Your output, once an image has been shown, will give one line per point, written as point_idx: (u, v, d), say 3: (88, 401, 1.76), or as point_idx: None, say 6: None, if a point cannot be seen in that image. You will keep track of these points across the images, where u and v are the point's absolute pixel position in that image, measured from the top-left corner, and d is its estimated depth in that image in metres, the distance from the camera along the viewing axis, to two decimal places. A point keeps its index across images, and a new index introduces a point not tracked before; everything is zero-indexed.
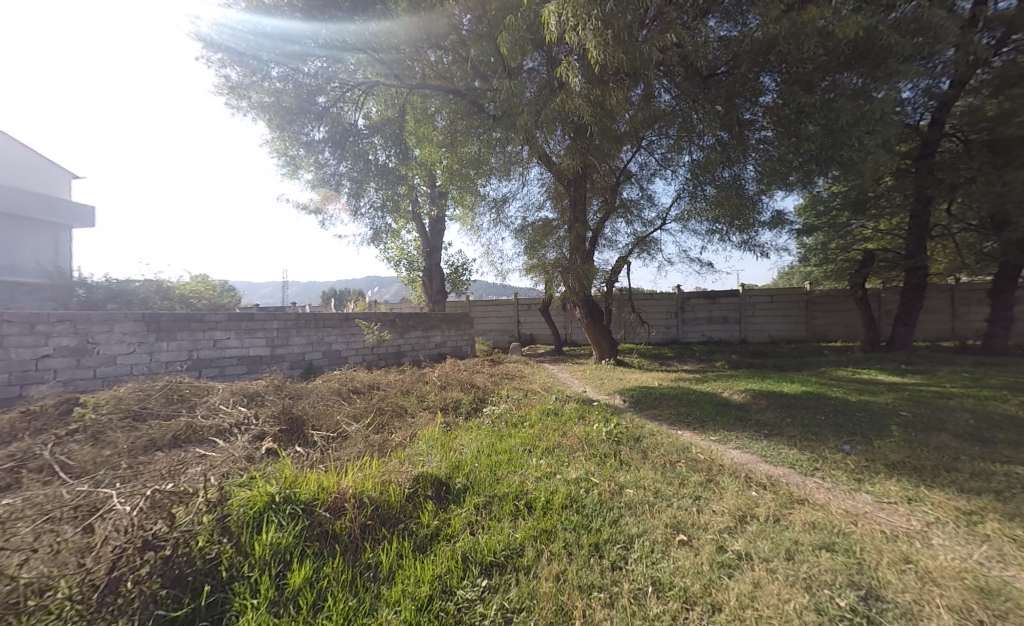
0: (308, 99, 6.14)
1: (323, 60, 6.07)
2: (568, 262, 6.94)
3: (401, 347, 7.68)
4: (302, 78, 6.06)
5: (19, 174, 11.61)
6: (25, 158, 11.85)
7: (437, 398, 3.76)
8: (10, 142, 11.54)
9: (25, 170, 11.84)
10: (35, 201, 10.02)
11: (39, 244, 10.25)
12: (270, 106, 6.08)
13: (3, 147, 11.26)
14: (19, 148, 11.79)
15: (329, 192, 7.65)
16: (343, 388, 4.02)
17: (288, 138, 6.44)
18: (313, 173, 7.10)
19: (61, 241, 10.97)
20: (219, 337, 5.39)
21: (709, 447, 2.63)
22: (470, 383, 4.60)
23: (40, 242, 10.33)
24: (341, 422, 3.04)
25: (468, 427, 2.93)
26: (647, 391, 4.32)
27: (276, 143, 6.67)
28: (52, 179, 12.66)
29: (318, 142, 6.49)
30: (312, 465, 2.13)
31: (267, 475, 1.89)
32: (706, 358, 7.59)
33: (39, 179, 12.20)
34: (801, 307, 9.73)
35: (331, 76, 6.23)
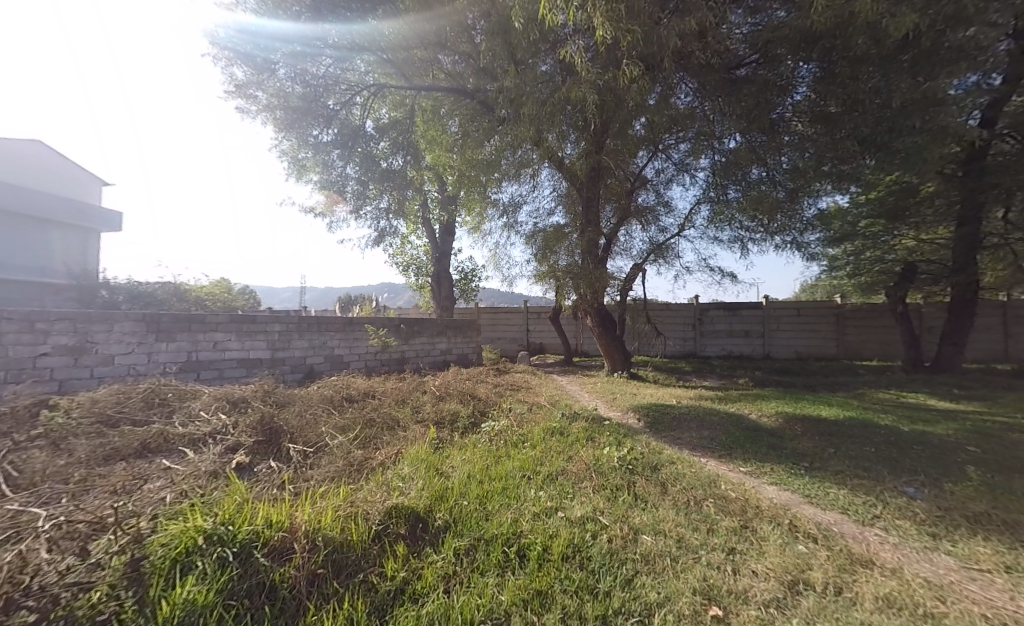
0: (319, 104, 6.16)
1: (331, 61, 5.93)
2: (581, 270, 6.61)
3: (406, 354, 7.44)
4: (312, 81, 6.02)
5: (50, 179, 11.94)
6: (56, 163, 12.21)
7: (433, 411, 3.46)
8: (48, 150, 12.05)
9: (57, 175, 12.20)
10: (63, 205, 10.23)
11: (69, 247, 10.59)
12: (278, 109, 6.06)
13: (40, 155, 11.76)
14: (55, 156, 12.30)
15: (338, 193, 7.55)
16: (336, 396, 3.75)
17: (298, 137, 6.36)
18: (320, 172, 7.02)
19: (90, 244, 11.33)
20: (219, 339, 5.23)
21: (741, 484, 2.25)
22: (471, 394, 4.30)
23: (71, 245, 10.68)
24: (324, 434, 2.74)
25: (462, 446, 2.61)
26: (665, 409, 3.94)
27: (286, 144, 6.58)
28: (82, 183, 13.02)
29: (326, 143, 6.48)
30: (276, 488, 1.83)
31: (215, 500, 1.58)
32: (727, 375, 7.12)
33: (73, 185, 12.68)
34: (830, 322, 9.15)
35: (340, 77, 6.16)
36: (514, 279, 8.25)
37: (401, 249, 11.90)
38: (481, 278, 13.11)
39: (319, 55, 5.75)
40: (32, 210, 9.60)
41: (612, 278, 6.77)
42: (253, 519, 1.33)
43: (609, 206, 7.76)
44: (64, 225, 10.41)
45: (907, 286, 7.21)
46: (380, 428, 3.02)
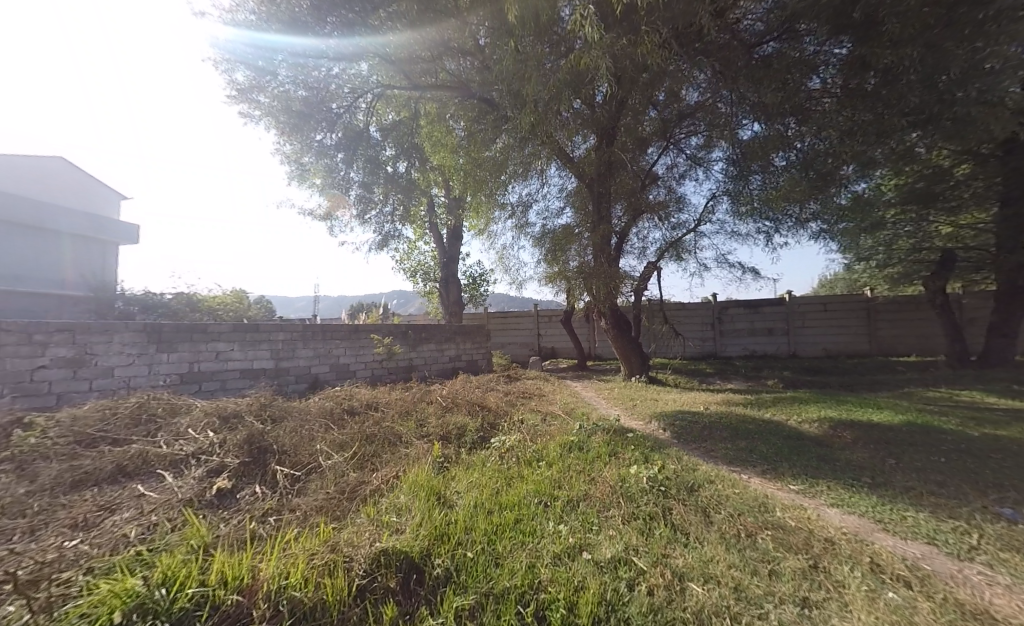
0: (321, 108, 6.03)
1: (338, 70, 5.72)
2: (594, 269, 6.33)
3: (413, 361, 7.20)
4: (316, 84, 5.88)
5: (69, 195, 12.15)
6: (75, 179, 12.43)
7: (438, 424, 3.18)
8: (69, 167, 12.34)
9: (75, 191, 12.41)
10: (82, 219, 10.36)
11: (88, 261, 10.77)
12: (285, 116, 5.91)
13: (63, 172, 12.08)
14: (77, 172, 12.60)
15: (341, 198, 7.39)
16: (337, 409, 3.52)
17: (301, 141, 6.23)
18: (325, 177, 6.88)
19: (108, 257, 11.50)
20: (222, 349, 5.07)
21: (798, 508, 1.90)
22: (480, 403, 4.02)
23: (90, 259, 10.87)
24: (320, 451, 2.50)
25: (468, 467, 2.32)
26: (692, 416, 3.61)
27: (290, 149, 6.46)
28: (100, 198, 13.23)
29: (329, 148, 6.33)
30: (252, 524, 1.56)
31: (173, 543, 1.33)
32: (754, 376, 6.70)
33: (93, 200, 12.97)
34: (860, 318, 8.64)
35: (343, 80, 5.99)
36: (523, 281, 7.98)
37: (408, 255, 11.74)
38: (489, 283, 12.87)
39: (328, 68, 5.63)
40: (54, 225, 9.74)
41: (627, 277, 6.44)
42: (206, 577, 1.07)
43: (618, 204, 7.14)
44: (83, 239, 10.52)
45: (945, 276, 6.69)
46: (381, 444, 2.77)
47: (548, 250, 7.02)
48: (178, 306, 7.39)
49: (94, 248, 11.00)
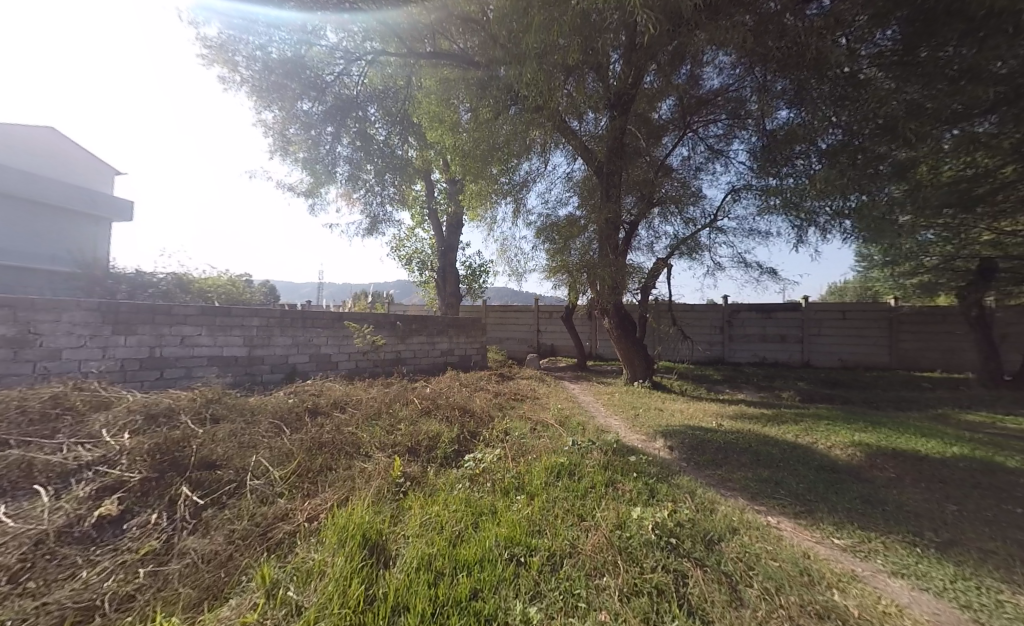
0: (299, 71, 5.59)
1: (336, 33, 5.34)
2: (599, 264, 5.87)
3: (401, 354, 6.76)
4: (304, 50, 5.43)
5: (66, 170, 11.86)
6: (74, 154, 12.13)
7: (406, 432, 2.73)
8: (66, 141, 12.00)
9: (74, 165, 12.08)
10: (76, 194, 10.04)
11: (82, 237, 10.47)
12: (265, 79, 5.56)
13: (60, 146, 11.76)
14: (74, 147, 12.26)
15: (328, 176, 6.90)
16: (296, 409, 3.09)
17: (284, 106, 5.88)
18: (305, 150, 6.46)
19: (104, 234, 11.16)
20: (188, 333, 4.65)
21: (854, 579, 1.41)
22: (464, 407, 3.58)
23: (84, 235, 10.54)
24: (253, 463, 2.07)
25: (429, 498, 1.86)
26: (705, 432, 3.17)
27: (272, 117, 6.09)
28: (98, 175, 12.93)
29: (313, 117, 6.07)
30: (90, 594, 1.12)
31: None
32: (766, 386, 6.20)
33: (91, 176, 12.63)
34: (881, 327, 8.13)
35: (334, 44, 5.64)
36: (522, 274, 7.51)
37: (406, 243, 11.29)
38: (489, 275, 12.41)
39: (320, 31, 5.27)
40: (45, 198, 9.41)
41: (633, 274, 5.96)
42: None
43: (629, 195, 6.58)
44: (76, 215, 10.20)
45: (985, 289, 6.16)
46: (334, 456, 2.32)
47: (551, 241, 6.54)
48: (157, 287, 6.99)
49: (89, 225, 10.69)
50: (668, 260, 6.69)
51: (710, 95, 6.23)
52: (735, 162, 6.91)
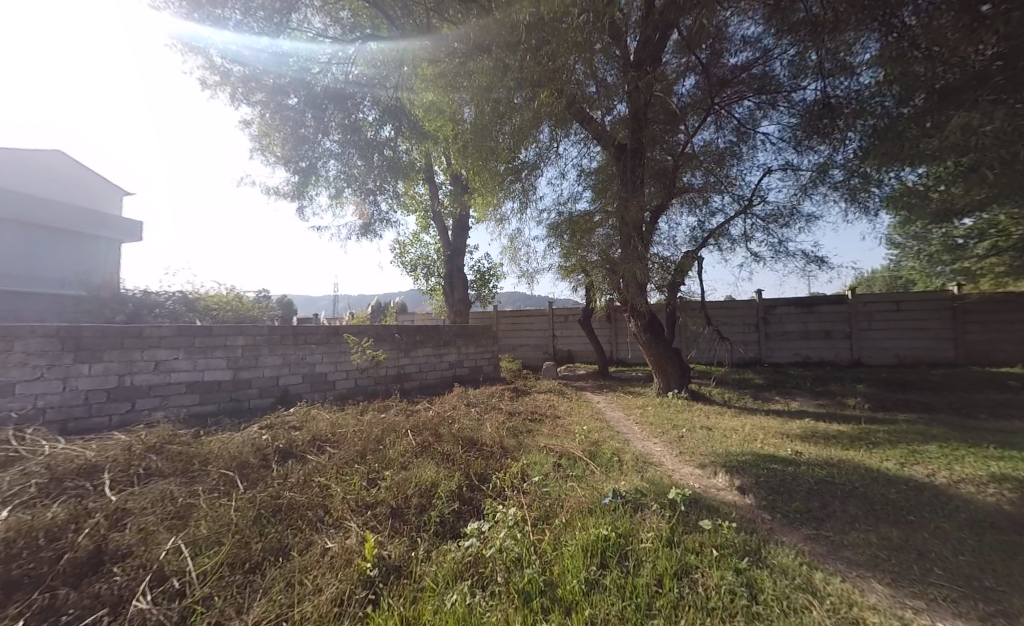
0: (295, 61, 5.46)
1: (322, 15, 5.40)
2: (621, 261, 5.17)
3: (406, 369, 6.13)
4: (299, 46, 5.39)
5: (72, 193, 11.70)
6: (81, 177, 12.00)
7: (391, 487, 2.07)
8: (71, 163, 11.87)
9: (80, 186, 11.97)
10: (78, 214, 9.77)
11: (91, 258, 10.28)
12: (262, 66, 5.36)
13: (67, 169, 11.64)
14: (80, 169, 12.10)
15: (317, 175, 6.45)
16: (260, 455, 2.46)
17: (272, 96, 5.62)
18: (287, 146, 6.26)
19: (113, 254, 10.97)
20: (163, 357, 4.00)
21: None
22: (469, 442, 2.93)
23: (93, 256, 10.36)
24: (165, 556, 1.42)
25: (407, 618, 1.18)
26: (782, 466, 2.45)
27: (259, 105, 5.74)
28: (107, 198, 12.80)
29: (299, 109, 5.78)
30: None
31: None
32: (822, 393, 5.36)
33: (99, 197, 12.52)
34: (944, 318, 7.21)
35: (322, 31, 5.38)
36: (534, 276, 6.85)
37: (409, 249, 10.77)
38: (498, 279, 11.79)
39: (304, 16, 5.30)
40: (47, 219, 9.17)
41: (662, 270, 5.25)
42: None
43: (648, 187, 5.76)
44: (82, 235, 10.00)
45: None
46: (288, 532, 1.68)
47: (567, 240, 5.89)
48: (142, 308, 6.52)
49: (95, 246, 10.46)
50: (698, 255, 5.93)
51: (732, 74, 5.72)
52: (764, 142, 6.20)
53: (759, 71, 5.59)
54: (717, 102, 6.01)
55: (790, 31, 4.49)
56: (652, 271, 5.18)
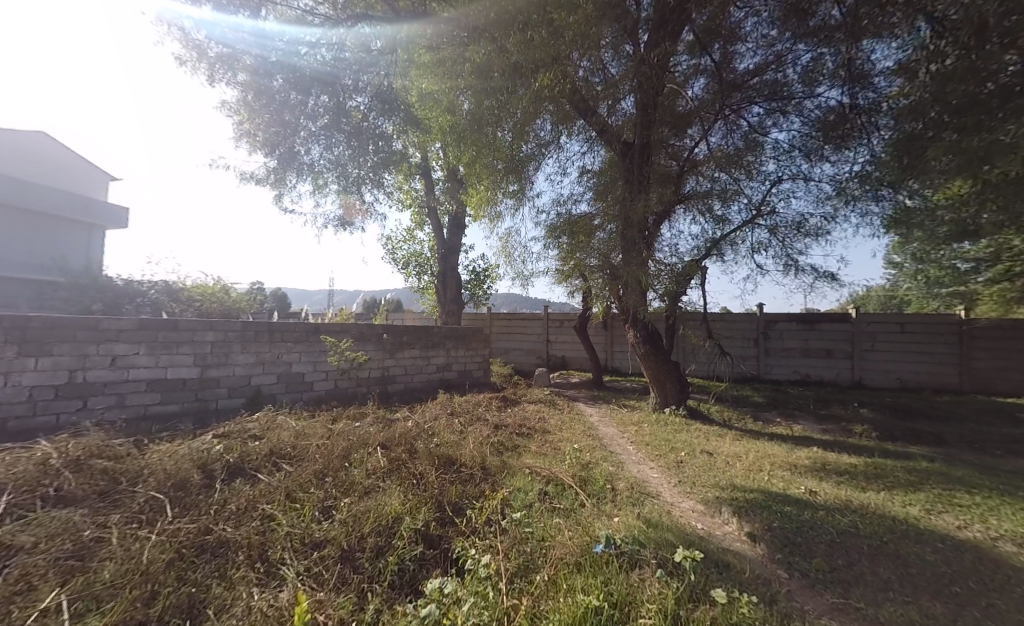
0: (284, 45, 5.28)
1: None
2: (625, 270, 4.88)
3: (389, 371, 5.80)
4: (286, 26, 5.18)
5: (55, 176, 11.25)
6: (64, 159, 11.55)
7: (344, 526, 1.74)
8: (55, 144, 11.44)
9: (64, 168, 11.54)
10: (60, 199, 9.37)
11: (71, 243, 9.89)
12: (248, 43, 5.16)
13: (50, 150, 11.21)
14: (64, 151, 11.66)
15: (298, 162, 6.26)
16: (204, 474, 2.17)
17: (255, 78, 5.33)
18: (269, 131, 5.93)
19: (95, 240, 10.56)
20: (122, 353, 3.64)
21: None
22: (444, 462, 2.60)
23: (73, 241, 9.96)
24: (32, 622, 1.15)
25: None
26: (797, 509, 2.16)
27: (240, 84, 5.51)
28: (92, 181, 12.35)
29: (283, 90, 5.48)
30: None
31: None
32: (826, 417, 5.10)
33: (83, 180, 12.06)
34: (949, 343, 6.99)
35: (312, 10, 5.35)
36: (529, 279, 6.57)
37: (402, 245, 10.45)
38: (493, 281, 11.50)
39: None
40: (26, 202, 8.79)
41: (664, 281, 4.88)
42: None
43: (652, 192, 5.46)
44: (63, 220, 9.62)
45: None
46: (205, 588, 1.38)
47: (566, 243, 5.61)
48: (120, 297, 6.15)
49: (77, 231, 10.07)
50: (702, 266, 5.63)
51: (741, 79, 5.23)
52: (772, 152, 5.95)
53: (768, 76, 5.13)
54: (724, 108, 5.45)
55: (822, 25, 4.33)
56: (654, 278, 4.85)
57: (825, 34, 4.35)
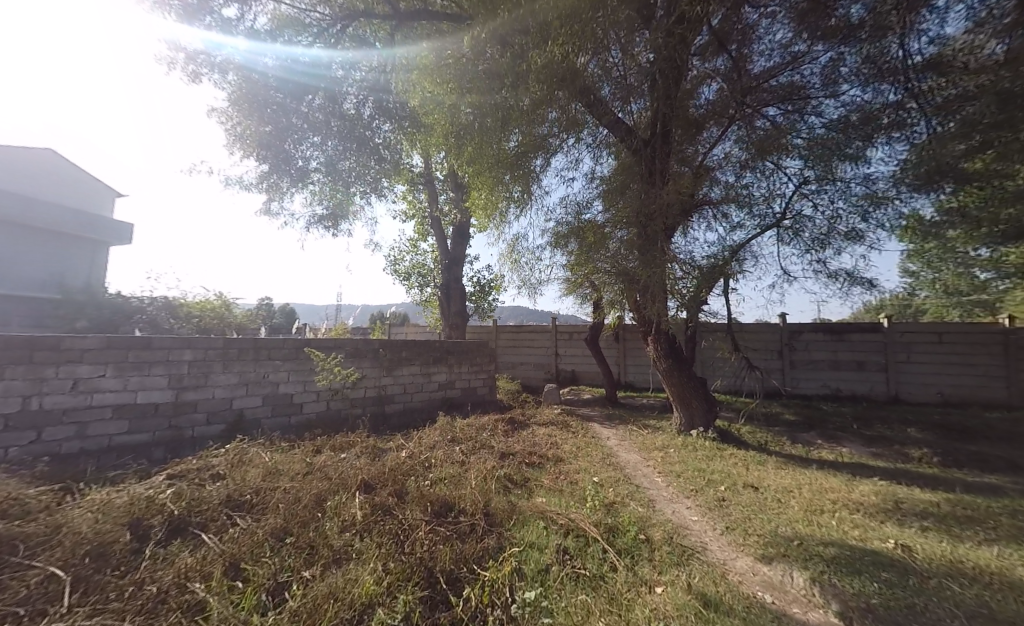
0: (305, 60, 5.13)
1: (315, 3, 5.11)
2: (640, 275, 4.45)
3: (387, 390, 5.37)
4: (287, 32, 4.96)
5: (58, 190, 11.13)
6: (75, 177, 11.58)
7: (297, 615, 1.25)
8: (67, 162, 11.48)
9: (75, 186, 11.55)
10: (66, 216, 9.27)
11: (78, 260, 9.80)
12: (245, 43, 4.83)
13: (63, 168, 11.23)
14: (77, 168, 11.69)
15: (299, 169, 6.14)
16: (133, 537, 1.70)
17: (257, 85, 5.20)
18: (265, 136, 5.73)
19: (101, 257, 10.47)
20: (85, 376, 3.23)
21: None
22: (438, 511, 2.13)
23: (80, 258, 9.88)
24: None
25: None
26: (898, 575, 1.65)
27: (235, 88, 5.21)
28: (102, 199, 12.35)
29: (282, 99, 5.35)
30: None
31: None
32: (871, 439, 4.54)
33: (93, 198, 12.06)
34: (995, 354, 6.38)
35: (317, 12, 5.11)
36: (535, 288, 6.14)
37: (405, 257, 10.18)
38: (498, 292, 11.14)
39: None
40: (31, 219, 8.69)
41: (678, 295, 4.43)
42: None
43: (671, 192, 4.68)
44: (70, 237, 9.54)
45: None
46: None
47: (575, 249, 5.25)
48: (119, 313, 5.91)
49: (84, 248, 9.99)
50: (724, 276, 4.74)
51: (757, 79, 4.71)
52: (814, 134, 4.80)
53: (782, 78, 4.71)
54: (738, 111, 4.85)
55: (842, 23, 4.02)
56: (671, 280, 4.37)
57: (847, 33, 4.04)
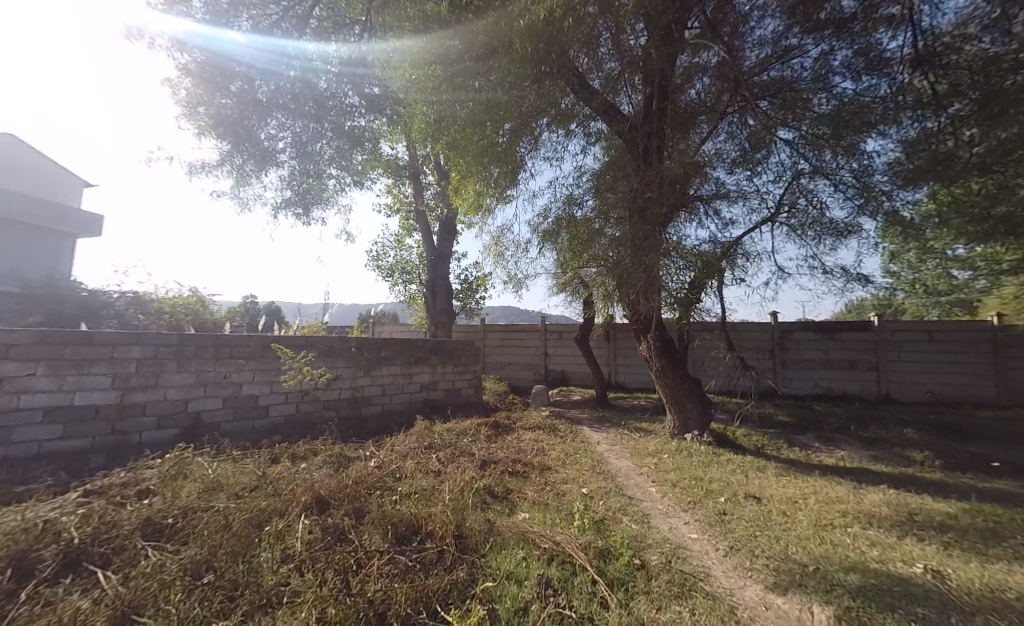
0: (296, 58, 4.66)
1: None
2: (632, 271, 4.18)
3: (364, 392, 5.04)
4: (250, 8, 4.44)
5: (15, 180, 10.38)
6: (36, 165, 10.86)
7: None
8: (28, 149, 10.77)
9: (37, 175, 10.85)
10: (24, 205, 8.65)
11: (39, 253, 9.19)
12: (200, 8, 4.28)
13: (21, 155, 10.49)
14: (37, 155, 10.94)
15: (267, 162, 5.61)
16: (9, 578, 1.36)
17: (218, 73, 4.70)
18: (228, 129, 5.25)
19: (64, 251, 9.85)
20: (11, 374, 2.83)
21: None
22: (401, 536, 1.83)
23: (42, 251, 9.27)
24: None
25: None
26: (936, 612, 1.41)
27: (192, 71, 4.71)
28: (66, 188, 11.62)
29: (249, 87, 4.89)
30: None
31: None
32: (869, 441, 4.38)
33: (56, 188, 11.31)
34: (984, 354, 6.32)
35: None
36: (522, 284, 5.84)
37: (390, 252, 9.83)
38: (486, 289, 10.82)
39: None
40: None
41: (671, 293, 4.14)
42: None
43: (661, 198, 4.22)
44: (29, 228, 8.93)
45: None
46: None
47: (565, 244, 4.97)
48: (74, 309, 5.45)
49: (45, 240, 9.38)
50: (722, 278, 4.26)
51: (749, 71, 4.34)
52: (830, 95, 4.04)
53: (773, 71, 4.31)
54: (728, 104, 4.53)
55: (832, 17, 3.89)
56: (663, 270, 4.06)
57: (836, 26, 3.93)
